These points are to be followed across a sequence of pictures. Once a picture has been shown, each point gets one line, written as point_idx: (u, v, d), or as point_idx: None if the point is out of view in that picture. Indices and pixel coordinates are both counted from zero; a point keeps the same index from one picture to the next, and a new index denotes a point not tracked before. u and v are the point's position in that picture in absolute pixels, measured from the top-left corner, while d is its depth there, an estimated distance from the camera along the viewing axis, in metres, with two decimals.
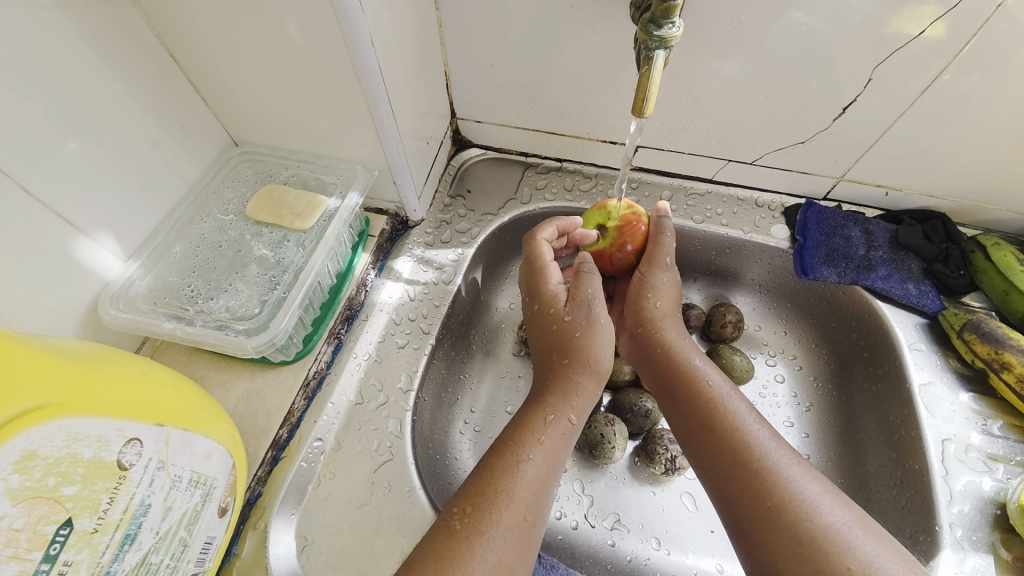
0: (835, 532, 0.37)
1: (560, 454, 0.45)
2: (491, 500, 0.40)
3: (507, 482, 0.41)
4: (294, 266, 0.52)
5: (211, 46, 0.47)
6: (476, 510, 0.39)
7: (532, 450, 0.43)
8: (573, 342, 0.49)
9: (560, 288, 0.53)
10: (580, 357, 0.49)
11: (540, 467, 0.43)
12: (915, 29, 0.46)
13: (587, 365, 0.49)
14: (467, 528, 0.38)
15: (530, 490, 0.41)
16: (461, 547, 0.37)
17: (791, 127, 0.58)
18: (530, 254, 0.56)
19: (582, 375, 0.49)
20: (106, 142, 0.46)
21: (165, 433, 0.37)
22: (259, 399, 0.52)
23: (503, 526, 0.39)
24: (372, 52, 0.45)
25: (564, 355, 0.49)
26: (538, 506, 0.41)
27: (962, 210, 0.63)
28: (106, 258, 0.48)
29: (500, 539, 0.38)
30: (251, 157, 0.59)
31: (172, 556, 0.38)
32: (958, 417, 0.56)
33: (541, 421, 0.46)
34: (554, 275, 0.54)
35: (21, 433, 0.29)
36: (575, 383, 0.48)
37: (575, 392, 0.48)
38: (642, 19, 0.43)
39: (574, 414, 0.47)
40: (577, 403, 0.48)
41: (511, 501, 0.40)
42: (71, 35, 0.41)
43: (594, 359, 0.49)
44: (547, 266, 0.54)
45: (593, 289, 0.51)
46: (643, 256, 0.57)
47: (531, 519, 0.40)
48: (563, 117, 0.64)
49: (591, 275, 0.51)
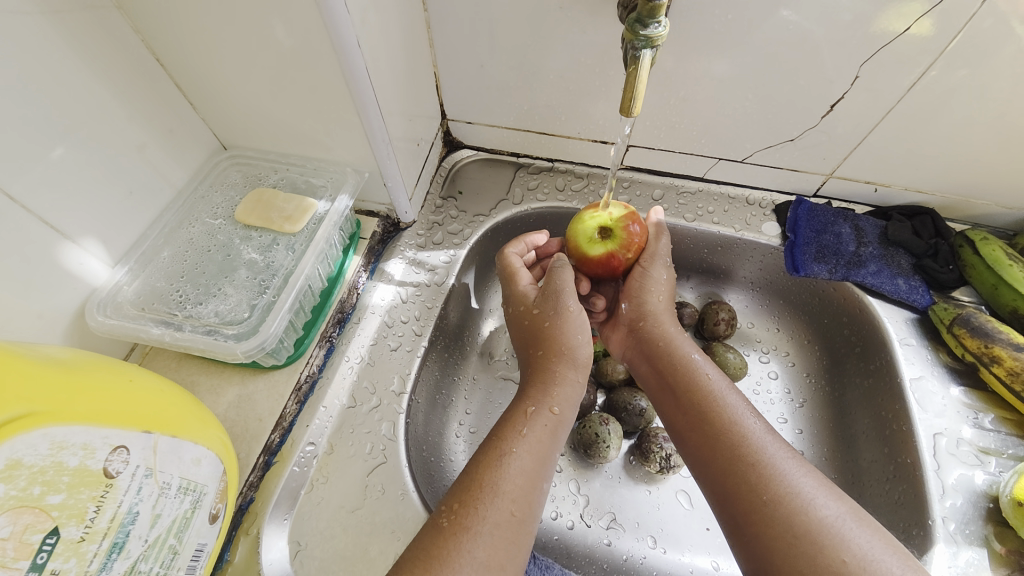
0: (830, 525, 0.38)
1: (545, 446, 0.44)
2: (477, 495, 0.40)
3: (493, 477, 0.41)
4: (283, 270, 0.51)
5: (198, 50, 0.47)
6: (464, 508, 0.39)
7: (517, 444, 0.43)
8: (545, 333, 0.51)
9: (531, 288, 0.55)
10: (555, 344, 0.50)
11: (528, 461, 0.43)
12: (901, 26, 0.46)
13: (563, 353, 0.50)
14: (455, 525, 0.38)
15: (516, 484, 0.41)
16: (450, 546, 0.37)
17: (780, 125, 0.58)
18: (501, 266, 0.58)
19: (558, 364, 0.50)
20: (92, 148, 0.46)
21: (153, 439, 0.37)
22: (251, 403, 0.52)
23: (491, 521, 0.38)
24: (360, 54, 0.45)
25: (540, 347, 0.51)
26: (526, 500, 0.41)
27: (951, 205, 0.63)
28: (93, 265, 0.48)
29: (487, 536, 0.38)
30: (239, 161, 0.59)
31: (161, 564, 0.37)
32: (949, 411, 0.56)
33: (522, 415, 0.46)
34: (524, 277, 0.56)
35: (6, 442, 0.29)
36: (553, 373, 0.49)
37: (553, 382, 0.48)
38: (628, 18, 0.43)
39: (555, 405, 0.47)
40: (558, 391, 0.48)
41: (497, 496, 0.40)
42: (55, 41, 0.41)
43: (568, 344, 0.50)
44: (517, 271, 0.56)
45: (560, 281, 0.52)
46: (642, 253, 0.58)
47: (520, 515, 0.40)
48: (553, 118, 0.64)
49: (559, 266, 0.53)
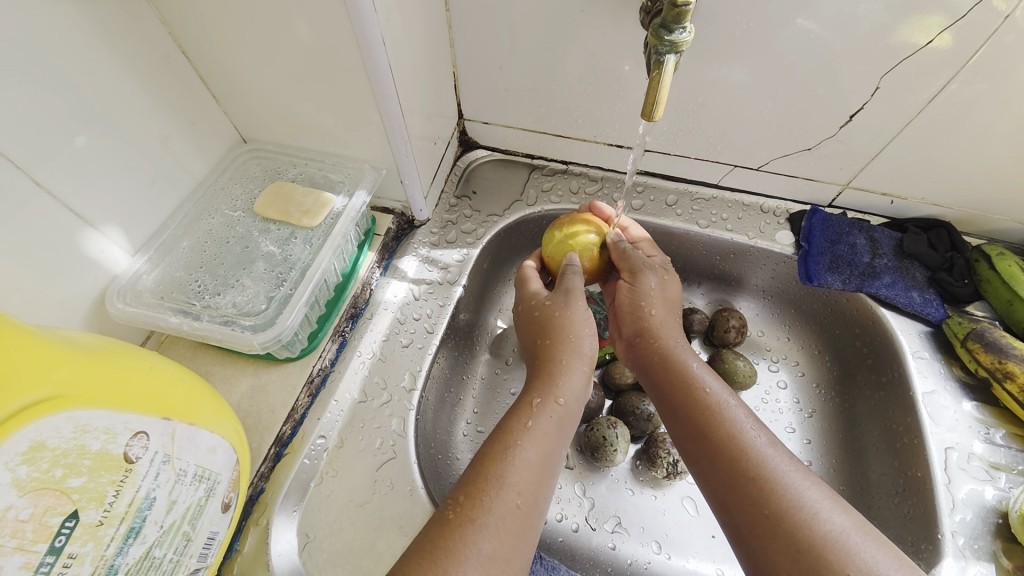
0: (835, 540, 0.37)
1: (550, 438, 0.44)
2: (482, 488, 0.40)
3: (499, 470, 0.41)
4: (300, 264, 0.52)
5: (223, 43, 0.47)
6: (468, 499, 0.39)
7: (521, 436, 0.43)
8: (553, 323, 0.52)
9: (541, 290, 0.56)
10: (562, 332, 0.51)
11: (534, 455, 0.42)
12: (923, 39, 0.46)
13: (567, 341, 0.50)
14: (460, 516, 0.38)
15: (522, 477, 0.41)
16: (454, 536, 0.37)
17: (798, 134, 0.58)
18: (517, 275, 0.61)
19: (561, 353, 0.50)
20: (117, 137, 0.46)
21: (171, 427, 0.37)
22: (263, 395, 0.52)
23: (497, 513, 0.38)
24: (384, 51, 0.45)
25: (546, 336, 0.52)
26: (532, 493, 0.41)
27: (967, 219, 0.63)
28: (113, 253, 0.48)
29: (493, 527, 0.38)
30: (259, 154, 0.60)
31: (175, 550, 0.38)
32: (961, 426, 0.56)
33: (527, 406, 0.46)
34: (536, 281, 0.58)
35: (28, 425, 0.29)
36: (556, 362, 0.49)
37: (558, 372, 0.48)
38: (652, 23, 0.43)
39: (560, 395, 0.47)
40: (565, 381, 0.48)
41: (503, 487, 0.40)
42: (84, 29, 0.41)
43: (575, 332, 0.51)
44: (530, 276, 0.58)
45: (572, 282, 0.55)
46: (625, 269, 0.56)
47: (525, 508, 0.40)
48: (570, 120, 0.64)
49: (573, 269, 0.56)
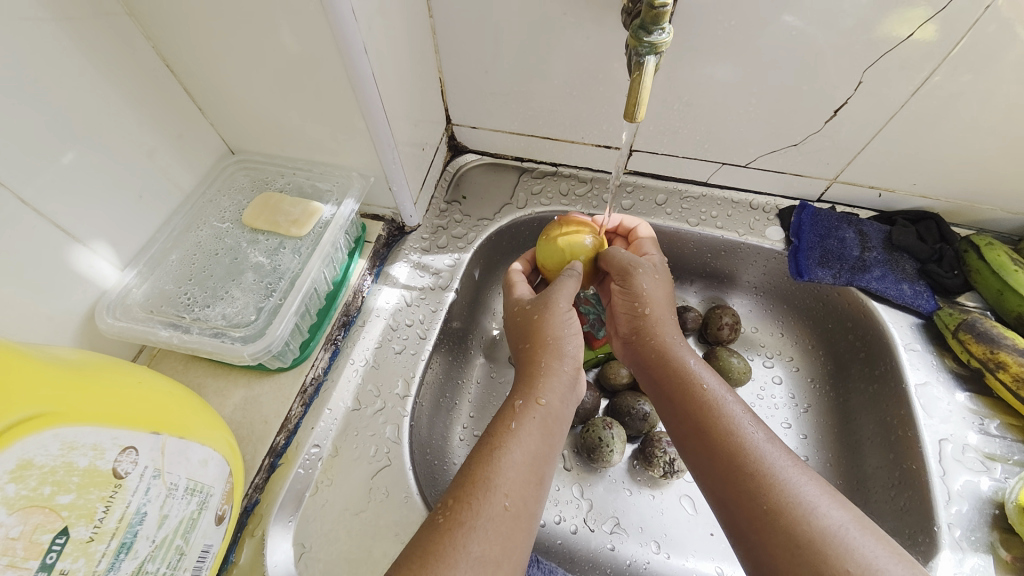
0: (833, 534, 0.37)
1: (537, 439, 0.44)
2: (470, 491, 0.40)
3: (487, 471, 0.41)
4: (290, 273, 0.52)
5: (207, 56, 0.48)
6: (456, 502, 0.39)
7: (506, 438, 0.43)
8: (533, 325, 0.52)
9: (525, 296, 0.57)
10: (540, 334, 0.51)
11: (520, 457, 0.42)
12: (904, 32, 0.47)
13: (546, 343, 0.50)
14: (449, 520, 0.38)
15: (511, 479, 0.41)
16: (444, 539, 0.37)
17: (784, 130, 0.58)
18: (504, 279, 0.62)
19: (542, 354, 0.50)
20: (104, 152, 0.46)
21: (161, 440, 0.37)
22: (256, 405, 0.52)
23: (487, 515, 0.38)
24: (366, 60, 0.45)
25: (526, 340, 0.52)
26: (522, 495, 0.41)
27: (956, 210, 0.63)
28: (103, 268, 0.49)
29: (483, 530, 0.38)
30: (247, 165, 0.60)
31: (168, 564, 0.38)
32: (955, 417, 0.56)
33: (510, 409, 0.46)
34: (521, 287, 0.59)
35: (17, 442, 0.29)
36: (538, 363, 0.49)
37: (539, 373, 0.49)
38: (632, 25, 0.43)
39: (542, 396, 0.47)
40: (546, 383, 0.48)
41: (490, 489, 0.40)
42: (68, 46, 0.42)
43: (555, 335, 0.51)
44: (515, 283, 0.59)
45: (562, 287, 0.54)
46: (615, 272, 0.56)
47: (515, 510, 0.40)
48: (557, 123, 0.65)
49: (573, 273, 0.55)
